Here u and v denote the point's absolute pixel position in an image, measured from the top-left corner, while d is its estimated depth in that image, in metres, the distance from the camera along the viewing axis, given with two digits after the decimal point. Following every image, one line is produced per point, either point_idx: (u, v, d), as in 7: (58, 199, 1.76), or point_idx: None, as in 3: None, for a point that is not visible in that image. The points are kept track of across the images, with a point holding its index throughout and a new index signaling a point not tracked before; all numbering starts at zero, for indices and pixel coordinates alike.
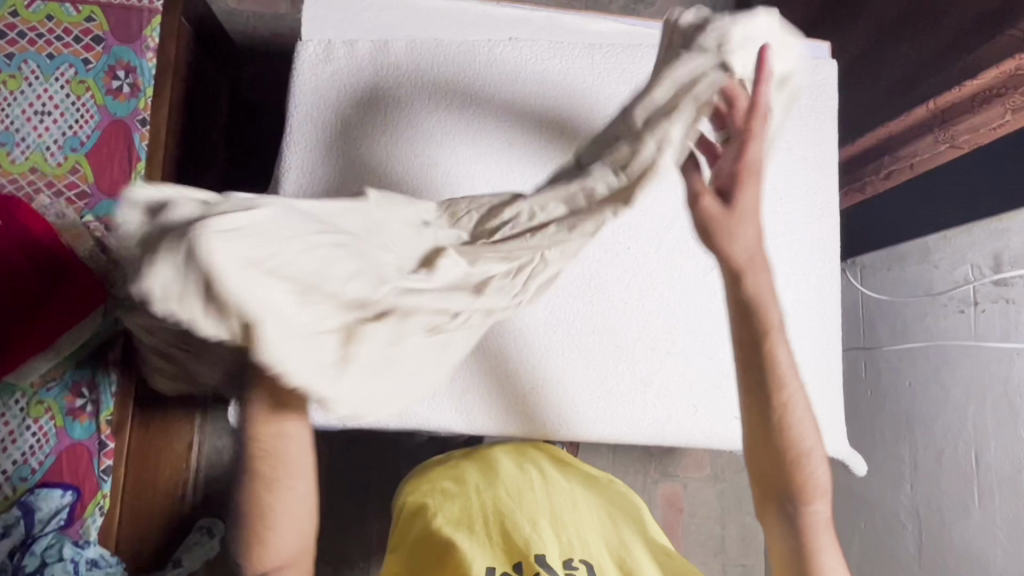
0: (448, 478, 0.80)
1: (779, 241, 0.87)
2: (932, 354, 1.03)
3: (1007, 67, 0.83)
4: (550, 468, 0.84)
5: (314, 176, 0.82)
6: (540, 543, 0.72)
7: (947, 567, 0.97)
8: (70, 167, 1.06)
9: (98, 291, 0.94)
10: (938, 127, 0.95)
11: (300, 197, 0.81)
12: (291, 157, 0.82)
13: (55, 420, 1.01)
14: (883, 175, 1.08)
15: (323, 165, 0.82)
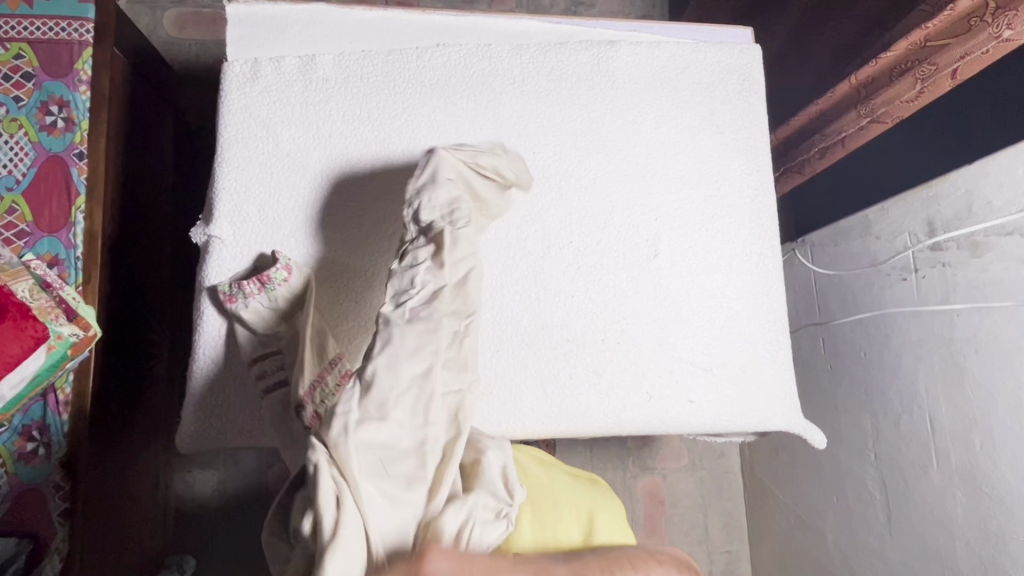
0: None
1: (718, 223, 0.88)
2: (881, 323, 1.05)
3: (916, 38, 0.87)
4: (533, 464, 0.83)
5: (248, 195, 0.81)
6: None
7: (915, 530, 0.99)
8: (7, 208, 1.04)
9: (42, 330, 0.89)
10: (859, 104, 0.99)
11: (235, 216, 0.80)
12: (223, 176, 0.81)
13: (6, 466, 0.97)
14: (817, 154, 1.11)
15: (257, 183, 0.81)
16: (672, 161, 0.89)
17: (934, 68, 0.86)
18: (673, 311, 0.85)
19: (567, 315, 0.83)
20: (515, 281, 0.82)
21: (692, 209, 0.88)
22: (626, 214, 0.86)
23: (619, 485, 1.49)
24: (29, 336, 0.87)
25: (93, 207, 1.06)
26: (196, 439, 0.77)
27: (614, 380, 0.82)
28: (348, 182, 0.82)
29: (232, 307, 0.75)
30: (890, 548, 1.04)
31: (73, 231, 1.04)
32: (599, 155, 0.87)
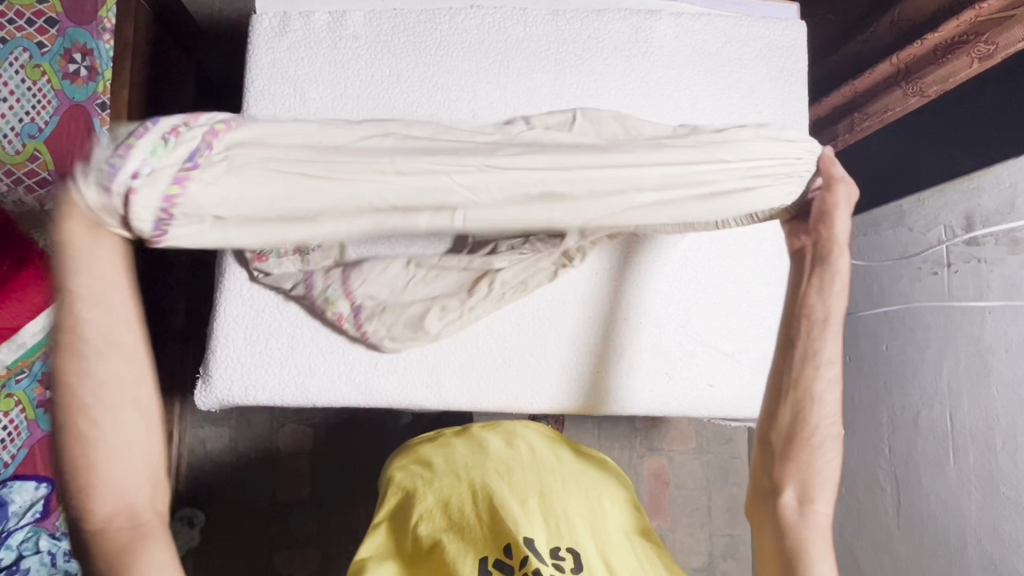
0: (437, 457, 0.80)
1: None
2: (908, 316, 1.03)
3: (967, 17, 0.83)
4: (539, 445, 0.84)
5: None
6: (528, 526, 0.69)
7: (925, 526, 0.99)
8: (29, 155, 1.02)
9: (40, 298, 0.94)
10: (903, 82, 0.93)
11: None
12: None
13: (26, 411, 0.95)
14: (849, 132, 1.06)
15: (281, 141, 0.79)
16: None
17: (992, 48, 0.81)
18: (697, 293, 0.83)
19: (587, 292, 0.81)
20: None
21: None
22: None
23: (625, 464, 1.52)
24: (27, 304, 0.92)
25: None
26: (233, 393, 0.76)
27: (633, 360, 0.81)
28: None
29: (261, 265, 0.71)
30: (897, 540, 1.04)
31: None
32: None
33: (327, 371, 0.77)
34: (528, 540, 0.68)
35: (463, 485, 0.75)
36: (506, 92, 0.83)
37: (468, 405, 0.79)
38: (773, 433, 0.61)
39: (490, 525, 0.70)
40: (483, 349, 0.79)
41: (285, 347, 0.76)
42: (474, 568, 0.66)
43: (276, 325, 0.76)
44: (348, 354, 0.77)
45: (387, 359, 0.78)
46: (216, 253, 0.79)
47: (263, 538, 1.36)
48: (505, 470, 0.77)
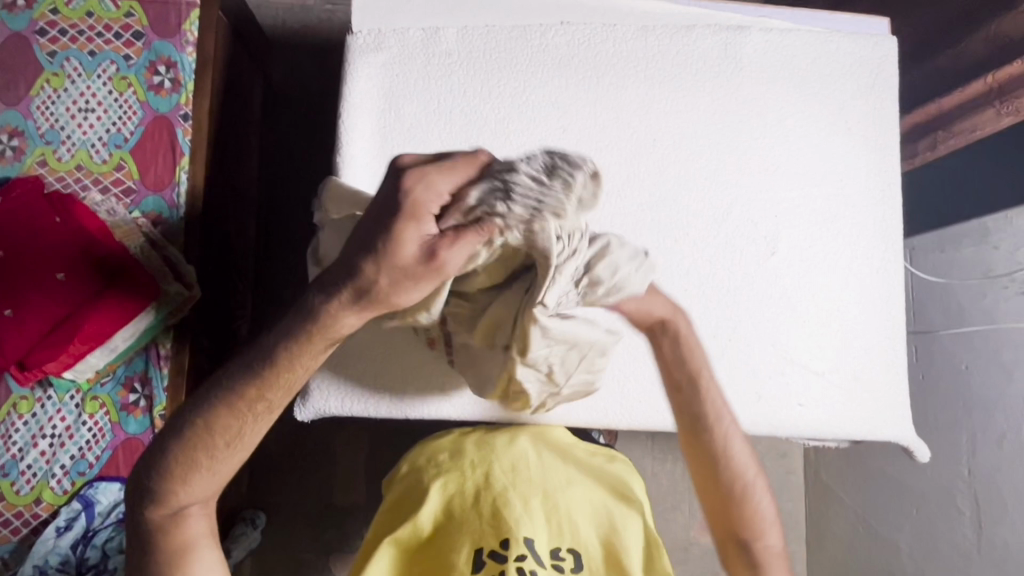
0: (446, 449, 0.76)
1: (840, 224, 0.85)
2: (992, 337, 1.01)
3: None
4: (546, 440, 0.78)
5: (368, 170, 0.80)
6: (531, 527, 0.69)
7: (1009, 551, 0.97)
8: (116, 164, 1.09)
9: (156, 290, 0.93)
10: (996, 102, 0.91)
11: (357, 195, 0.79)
12: (347, 146, 0.79)
13: (110, 415, 1.04)
14: (930, 150, 1.04)
15: (375, 160, 0.80)
16: (795, 159, 0.85)
17: None
18: (788, 312, 0.83)
19: (677, 310, 0.82)
20: None
21: (813, 207, 0.85)
22: (744, 215, 0.84)
23: (678, 476, 1.50)
24: (144, 294, 0.92)
25: (195, 166, 1.10)
26: (330, 404, 0.79)
27: (723, 378, 0.81)
28: (470, 160, 0.81)
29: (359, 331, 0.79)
30: (977, 565, 1.03)
31: (176, 190, 1.09)
32: (721, 145, 0.84)
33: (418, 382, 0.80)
34: (527, 541, 0.68)
35: (467, 476, 0.73)
36: (595, 107, 0.83)
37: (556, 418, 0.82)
38: (708, 495, 0.72)
39: (490, 522, 0.69)
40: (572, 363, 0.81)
41: (386, 353, 0.79)
42: (469, 559, 0.67)
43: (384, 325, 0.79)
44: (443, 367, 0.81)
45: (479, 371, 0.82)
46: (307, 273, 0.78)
47: (321, 543, 1.37)
48: (511, 467, 0.73)
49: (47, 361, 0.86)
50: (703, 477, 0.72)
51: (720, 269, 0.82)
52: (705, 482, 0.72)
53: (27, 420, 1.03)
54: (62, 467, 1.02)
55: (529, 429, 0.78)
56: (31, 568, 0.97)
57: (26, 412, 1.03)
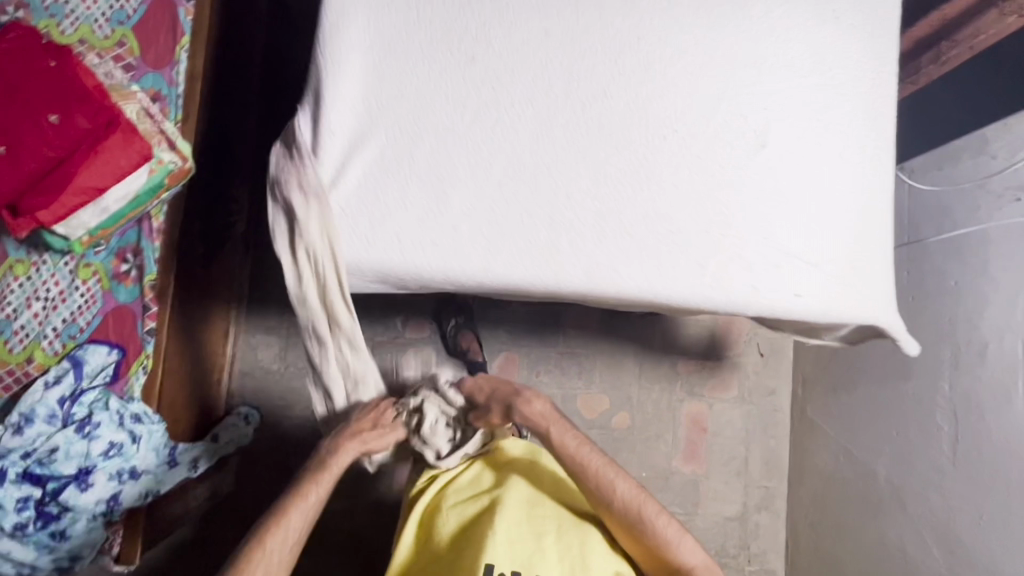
0: (463, 472, 0.91)
1: (830, 115, 0.85)
2: (979, 248, 1.00)
3: None
4: (553, 478, 0.93)
5: (353, 25, 0.77)
6: (541, 557, 0.83)
7: (985, 461, 0.97)
8: (117, 41, 1.09)
9: (148, 149, 0.94)
10: (1000, 2, 0.90)
11: (335, 50, 0.76)
12: (328, 0, 0.76)
13: (102, 282, 1.06)
14: (936, 64, 1.02)
15: (356, 16, 0.77)
16: (791, 42, 0.84)
17: None
18: (778, 189, 0.81)
19: (665, 181, 0.79)
20: (616, 140, 0.79)
21: (805, 87, 0.84)
22: (734, 101, 0.82)
23: (663, 407, 1.48)
24: (135, 152, 0.93)
25: (196, 46, 1.12)
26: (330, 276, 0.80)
27: (707, 253, 0.79)
28: (455, 16, 0.78)
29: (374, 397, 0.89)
30: (951, 479, 1.03)
31: (176, 69, 1.11)
32: (717, 20, 0.83)
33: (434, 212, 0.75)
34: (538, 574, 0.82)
35: (483, 500, 0.87)
36: None
37: (566, 282, 0.77)
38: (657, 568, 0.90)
39: (505, 545, 0.82)
40: (568, 233, 0.77)
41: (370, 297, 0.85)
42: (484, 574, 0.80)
43: (393, 133, 0.76)
44: (452, 198, 0.75)
45: (490, 208, 0.76)
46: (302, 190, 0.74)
47: None
48: (527, 498, 0.88)
49: (40, 207, 0.88)
50: (651, 558, 0.89)
51: (711, 140, 0.81)
52: (654, 561, 0.89)
53: (22, 283, 1.03)
54: (53, 329, 1.04)
55: (540, 467, 0.92)
56: (18, 416, 0.98)
57: (22, 275, 1.03)
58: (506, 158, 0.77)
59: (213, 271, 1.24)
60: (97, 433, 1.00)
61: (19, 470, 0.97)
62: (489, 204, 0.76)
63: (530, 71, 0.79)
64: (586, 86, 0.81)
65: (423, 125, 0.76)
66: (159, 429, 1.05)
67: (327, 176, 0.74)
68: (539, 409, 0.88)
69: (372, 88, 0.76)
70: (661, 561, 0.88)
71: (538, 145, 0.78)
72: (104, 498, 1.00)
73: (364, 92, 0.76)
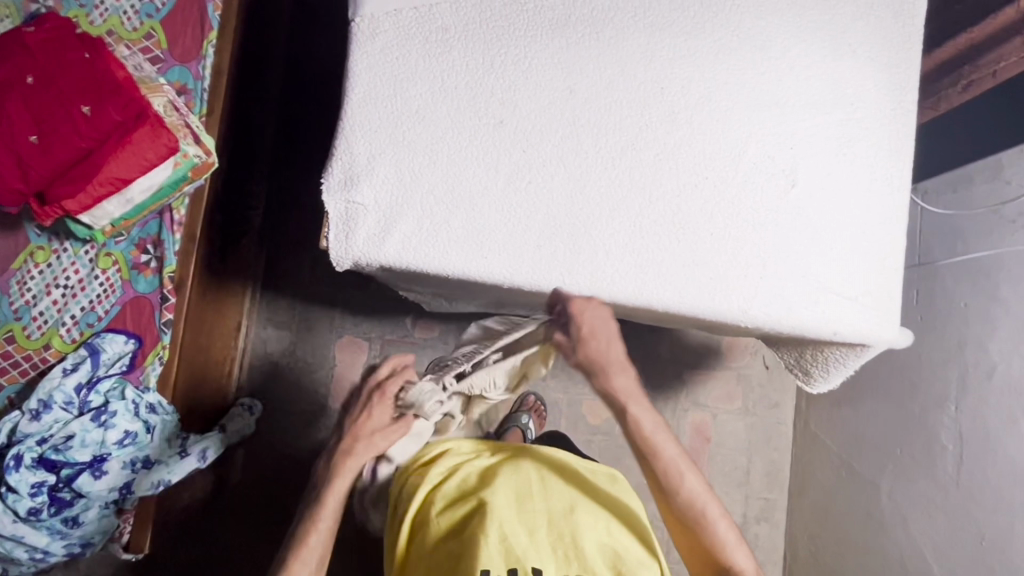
0: (449, 477, 0.77)
1: (856, 148, 0.85)
2: (991, 273, 1.01)
3: None
4: (559, 471, 0.79)
5: (388, 43, 0.81)
6: (537, 558, 0.69)
7: (987, 483, 0.98)
8: (146, 33, 1.11)
9: (175, 142, 0.95)
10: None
11: (371, 69, 0.81)
12: (363, 22, 0.81)
13: (122, 272, 1.07)
14: (958, 88, 1.04)
15: (391, 33, 0.81)
16: (818, 62, 0.85)
17: None
18: (796, 208, 0.83)
19: (684, 197, 0.82)
20: (639, 155, 0.82)
21: (830, 107, 0.85)
22: (758, 119, 0.84)
23: (668, 415, 1.49)
24: (162, 144, 0.94)
25: (223, 41, 1.13)
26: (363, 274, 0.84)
27: (720, 267, 0.82)
28: (485, 32, 0.82)
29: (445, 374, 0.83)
30: (954, 498, 1.04)
31: (203, 63, 1.12)
32: (744, 38, 0.84)
33: (459, 219, 0.79)
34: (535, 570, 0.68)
35: (467, 504, 0.73)
36: None
37: (588, 292, 0.80)
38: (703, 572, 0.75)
39: (497, 546, 0.67)
40: (587, 247, 0.81)
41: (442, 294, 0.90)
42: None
43: (414, 150, 0.80)
44: (478, 209, 0.80)
45: (514, 220, 0.80)
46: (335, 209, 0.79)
47: None
48: (517, 493, 0.73)
49: (67, 196, 0.89)
50: (696, 556, 0.74)
51: (733, 159, 0.83)
52: (700, 562, 0.74)
53: (43, 270, 1.05)
54: (72, 316, 1.05)
55: (542, 461, 0.79)
56: (36, 402, 0.99)
57: (43, 262, 1.05)
58: (528, 173, 0.81)
59: (228, 266, 1.25)
60: (113, 422, 1.01)
61: (34, 455, 0.98)
62: (514, 216, 0.80)
63: (551, 91, 0.82)
64: (612, 98, 0.82)
65: (447, 143, 0.80)
66: (171, 420, 1.05)
67: (362, 188, 0.79)
68: (622, 383, 0.75)
69: (404, 103, 0.81)
70: (710, 566, 0.73)
71: (561, 158, 0.81)
72: (116, 487, 1.01)
73: (395, 105, 0.81)
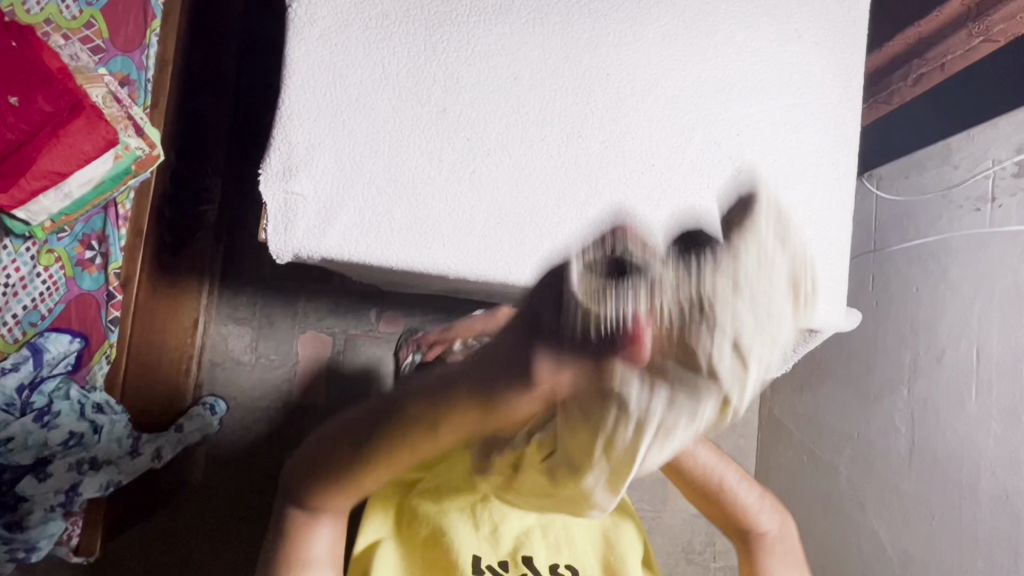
0: None
1: (801, 133, 0.85)
2: (942, 256, 1.02)
3: None
4: None
5: (327, 27, 0.79)
6: (529, 545, 0.74)
7: (938, 462, 0.99)
8: (86, 22, 1.06)
9: (113, 134, 0.91)
10: (971, 22, 0.92)
11: (308, 55, 0.79)
12: (300, 5, 0.79)
13: (65, 269, 1.04)
14: (908, 82, 1.04)
15: (331, 17, 0.79)
16: (763, 48, 0.85)
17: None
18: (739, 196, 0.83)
19: (631, 184, 0.82)
20: (584, 143, 0.82)
21: (774, 95, 0.85)
22: (701, 106, 0.83)
23: None
24: (100, 136, 0.91)
25: (167, 31, 1.10)
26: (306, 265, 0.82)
27: None
28: (431, 21, 0.81)
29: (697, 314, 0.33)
30: (906, 480, 1.05)
31: (146, 52, 1.09)
32: (685, 24, 0.84)
33: (401, 211, 0.78)
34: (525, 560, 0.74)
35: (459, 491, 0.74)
36: None
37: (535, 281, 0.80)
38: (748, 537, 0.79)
39: (488, 535, 0.73)
40: (533, 235, 0.80)
41: None
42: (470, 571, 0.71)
43: (355, 139, 0.79)
44: (422, 198, 0.79)
45: (458, 210, 0.80)
46: (272, 200, 0.77)
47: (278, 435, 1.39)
48: None
49: None
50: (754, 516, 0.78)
51: (677, 147, 0.83)
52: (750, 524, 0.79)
53: None
54: (14, 315, 1.01)
55: None
56: None
57: None
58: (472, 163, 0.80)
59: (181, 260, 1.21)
60: (57, 422, 0.99)
61: None
62: (458, 206, 0.80)
63: (494, 80, 0.81)
64: (556, 86, 0.82)
65: (387, 132, 0.79)
66: (120, 420, 1.03)
67: (299, 178, 0.77)
68: None
69: (346, 89, 0.79)
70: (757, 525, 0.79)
71: (506, 147, 0.81)
72: (62, 488, 0.99)
73: (335, 92, 0.79)
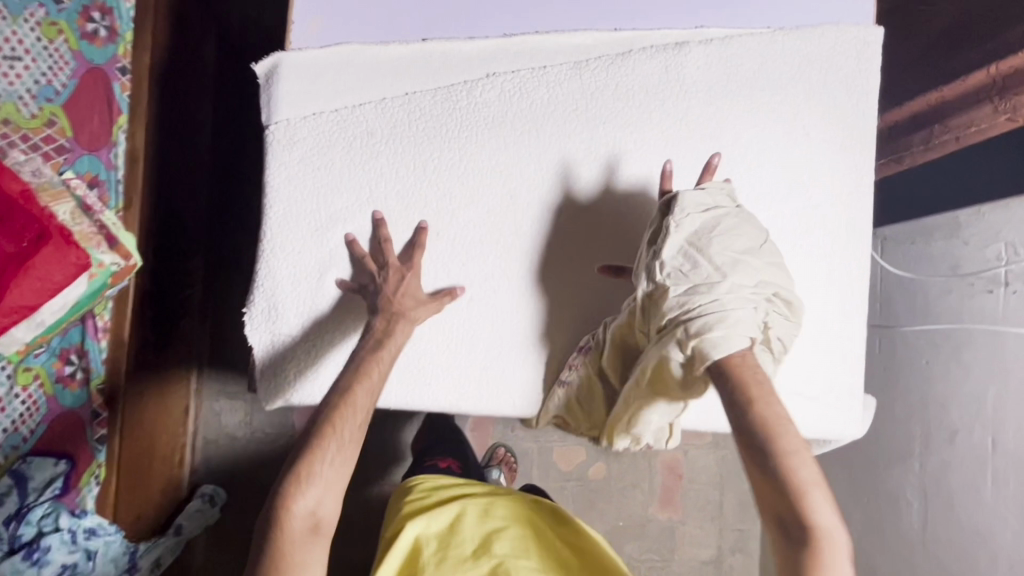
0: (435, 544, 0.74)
1: (813, 236, 0.82)
2: (954, 335, 0.99)
3: None
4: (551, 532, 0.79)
5: (309, 154, 0.75)
6: None
7: (952, 543, 0.98)
8: (46, 119, 0.95)
9: (84, 257, 0.87)
10: (995, 96, 0.84)
11: (292, 186, 0.75)
12: (281, 134, 0.75)
13: (44, 387, 0.96)
14: (923, 147, 0.98)
15: (313, 144, 0.75)
16: (772, 149, 0.80)
17: None
18: None
19: None
20: (590, 261, 0.78)
21: (785, 198, 0.81)
22: None
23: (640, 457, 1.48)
24: (70, 263, 0.86)
25: (136, 127, 1.05)
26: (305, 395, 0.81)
27: None
28: (419, 138, 0.76)
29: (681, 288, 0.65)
30: (920, 554, 1.04)
31: (114, 151, 1.03)
32: (690, 128, 0.79)
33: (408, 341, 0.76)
34: None
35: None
36: (562, 84, 0.77)
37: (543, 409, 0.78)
38: None
39: None
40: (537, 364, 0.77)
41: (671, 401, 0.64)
42: None
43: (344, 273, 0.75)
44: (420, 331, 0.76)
45: (459, 341, 0.77)
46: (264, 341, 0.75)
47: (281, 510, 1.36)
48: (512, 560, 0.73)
49: None
50: None
51: None
52: None
53: None
54: None
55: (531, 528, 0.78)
56: None
57: None
58: (471, 292, 0.77)
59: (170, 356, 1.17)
60: (48, 557, 0.94)
61: None
62: (458, 337, 0.77)
63: (491, 202, 0.77)
64: (555, 205, 0.77)
65: None
66: (116, 540, 1.03)
67: (290, 317, 0.75)
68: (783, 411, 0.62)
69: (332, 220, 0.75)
70: None
71: (506, 273, 0.77)
72: None
73: (322, 224, 0.75)
